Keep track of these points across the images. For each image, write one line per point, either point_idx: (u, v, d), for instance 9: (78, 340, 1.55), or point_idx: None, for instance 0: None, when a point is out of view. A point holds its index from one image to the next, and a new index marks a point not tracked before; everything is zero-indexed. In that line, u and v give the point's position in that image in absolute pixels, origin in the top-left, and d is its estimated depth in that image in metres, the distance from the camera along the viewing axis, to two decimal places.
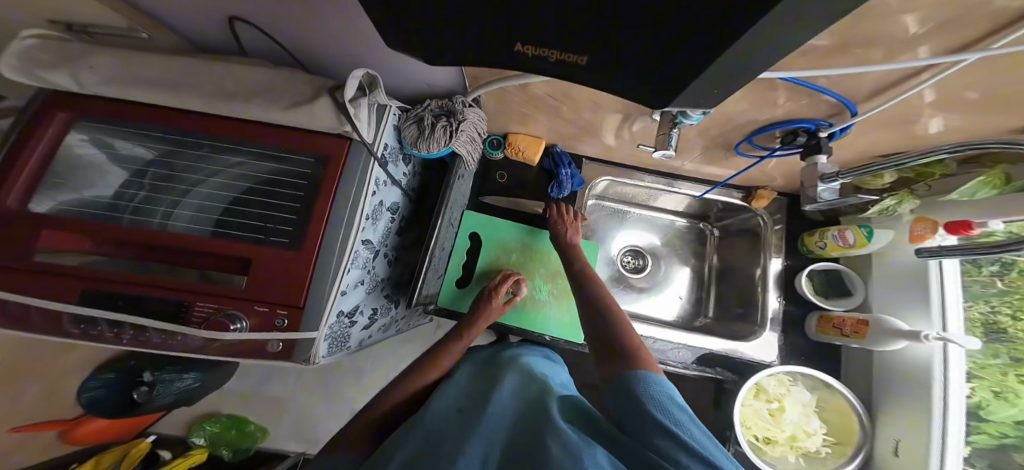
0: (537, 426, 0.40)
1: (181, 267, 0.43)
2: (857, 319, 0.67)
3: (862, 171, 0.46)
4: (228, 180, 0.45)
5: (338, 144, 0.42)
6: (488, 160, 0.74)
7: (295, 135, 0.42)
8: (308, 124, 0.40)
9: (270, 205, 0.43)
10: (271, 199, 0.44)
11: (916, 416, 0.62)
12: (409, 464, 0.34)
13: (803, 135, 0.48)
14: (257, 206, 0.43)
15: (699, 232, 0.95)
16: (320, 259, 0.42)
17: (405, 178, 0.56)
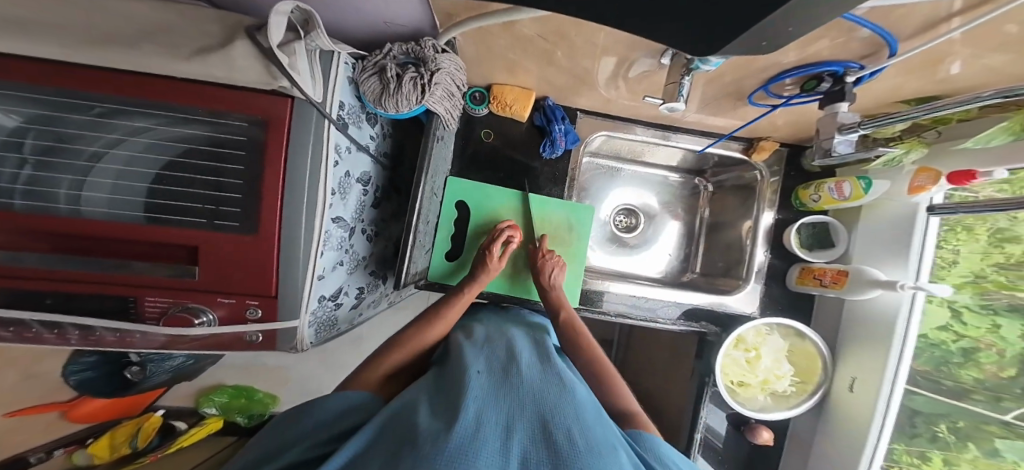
0: (549, 400, 0.40)
1: (108, 259, 0.35)
2: (838, 270, 0.67)
3: (883, 121, 0.43)
4: (140, 152, 0.34)
5: (278, 104, 0.32)
6: (471, 118, 0.66)
7: (215, 93, 0.31)
8: (228, 76, 0.30)
9: (204, 184, 0.34)
10: (206, 176, 0.34)
11: (875, 359, 0.68)
12: (429, 424, 0.33)
13: (828, 80, 0.43)
14: (190, 185, 0.35)
15: (692, 188, 0.93)
16: (283, 246, 0.36)
17: (373, 142, 0.48)
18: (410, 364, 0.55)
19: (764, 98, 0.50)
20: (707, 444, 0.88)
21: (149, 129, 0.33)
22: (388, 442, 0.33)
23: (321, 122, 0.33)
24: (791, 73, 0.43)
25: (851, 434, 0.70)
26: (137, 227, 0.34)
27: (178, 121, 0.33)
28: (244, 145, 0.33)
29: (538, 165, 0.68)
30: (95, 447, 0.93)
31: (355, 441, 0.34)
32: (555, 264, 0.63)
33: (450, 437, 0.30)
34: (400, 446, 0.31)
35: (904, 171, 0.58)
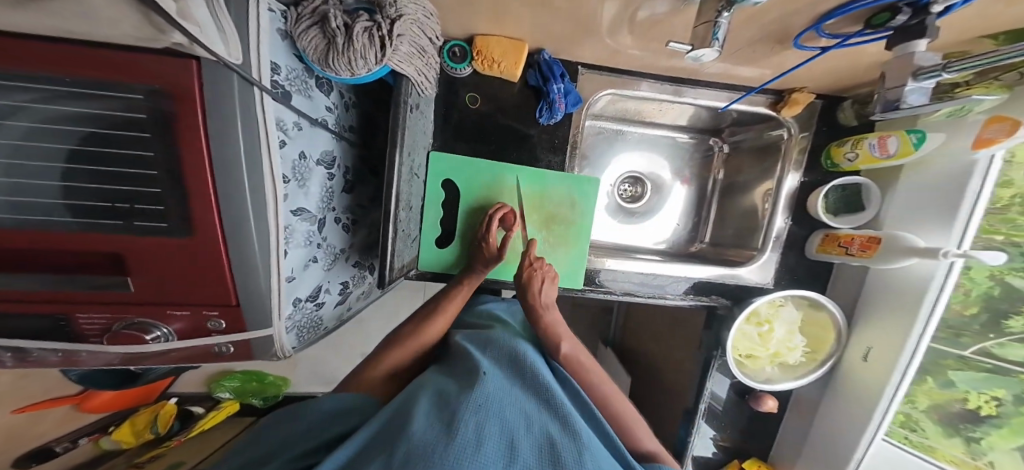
0: (551, 414, 0.38)
1: (8, 272, 0.28)
2: (868, 237, 0.61)
3: (988, 59, 0.33)
4: (25, 142, 0.24)
5: (180, 67, 0.23)
6: (451, 80, 0.56)
7: (82, 55, 0.21)
8: (84, 31, 0.19)
9: (114, 178, 0.26)
10: (111, 168, 0.26)
11: (896, 330, 0.64)
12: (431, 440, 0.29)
13: (905, 11, 0.33)
14: (96, 179, 0.26)
15: (705, 150, 0.84)
16: (233, 250, 0.31)
17: (330, 114, 0.41)
18: (411, 363, 0.51)
19: (815, 38, 0.39)
20: (710, 411, 0.83)
21: (33, 107, 0.23)
22: (385, 442, 0.30)
23: (250, 91, 0.26)
24: (855, 5, 0.31)
25: (862, 404, 0.69)
26: (24, 235, 0.26)
27: (71, 96, 0.23)
28: (146, 126, 0.25)
29: (535, 133, 0.59)
30: (119, 434, 0.94)
31: (350, 440, 0.30)
32: (546, 277, 0.55)
33: (452, 454, 0.27)
34: (398, 450, 0.28)
35: (969, 122, 0.50)
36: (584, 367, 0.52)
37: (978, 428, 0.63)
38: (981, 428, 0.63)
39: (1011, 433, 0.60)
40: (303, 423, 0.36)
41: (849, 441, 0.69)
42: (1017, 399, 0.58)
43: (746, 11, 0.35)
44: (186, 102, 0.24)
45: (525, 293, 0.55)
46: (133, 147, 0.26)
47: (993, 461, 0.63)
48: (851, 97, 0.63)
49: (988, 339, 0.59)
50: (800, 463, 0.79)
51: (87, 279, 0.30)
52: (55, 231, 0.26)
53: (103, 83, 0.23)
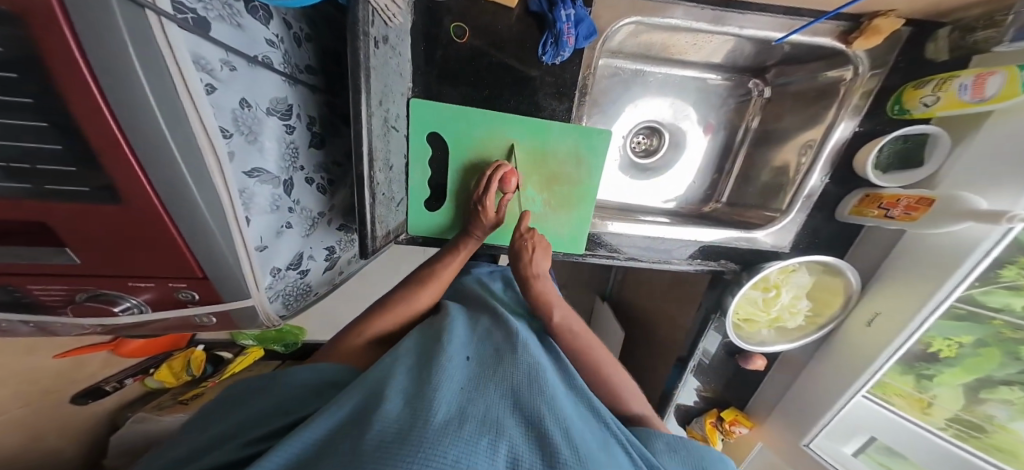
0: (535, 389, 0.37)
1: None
2: (918, 198, 0.53)
3: None
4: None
5: None
6: (430, 5, 0.45)
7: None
8: None
9: (7, 132, 0.21)
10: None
11: (916, 292, 0.61)
12: (409, 419, 0.28)
13: None
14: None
15: (742, 94, 0.72)
16: (178, 219, 0.27)
17: (277, 50, 0.33)
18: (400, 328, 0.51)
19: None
20: (699, 366, 0.84)
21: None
22: (360, 419, 0.29)
23: (140, 15, 0.19)
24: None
25: (851, 366, 0.69)
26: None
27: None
28: (4, 62, 0.19)
29: (538, 75, 0.50)
30: (160, 376, 1.05)
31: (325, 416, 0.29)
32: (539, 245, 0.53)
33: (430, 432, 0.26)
34: (374, 430, 0.26)
35: None
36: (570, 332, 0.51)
37: (933, 366, 0.66)
38: (936, 367, 0.66)
39: (963, 370, 0.63)
40: (284, 394, 0.36)
41: (831, 394, 0.72)
42: (979, 342, 0.60)
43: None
44: (40, 26, 0.17)
45: (516, 263, 0.54)
46: (0, 89, 0.20)
47: (936, 395, 0.67)
48: (951, 23, 0.51)
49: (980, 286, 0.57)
50: (776, 411, 0.83)
51: (13, 250, 0.26)
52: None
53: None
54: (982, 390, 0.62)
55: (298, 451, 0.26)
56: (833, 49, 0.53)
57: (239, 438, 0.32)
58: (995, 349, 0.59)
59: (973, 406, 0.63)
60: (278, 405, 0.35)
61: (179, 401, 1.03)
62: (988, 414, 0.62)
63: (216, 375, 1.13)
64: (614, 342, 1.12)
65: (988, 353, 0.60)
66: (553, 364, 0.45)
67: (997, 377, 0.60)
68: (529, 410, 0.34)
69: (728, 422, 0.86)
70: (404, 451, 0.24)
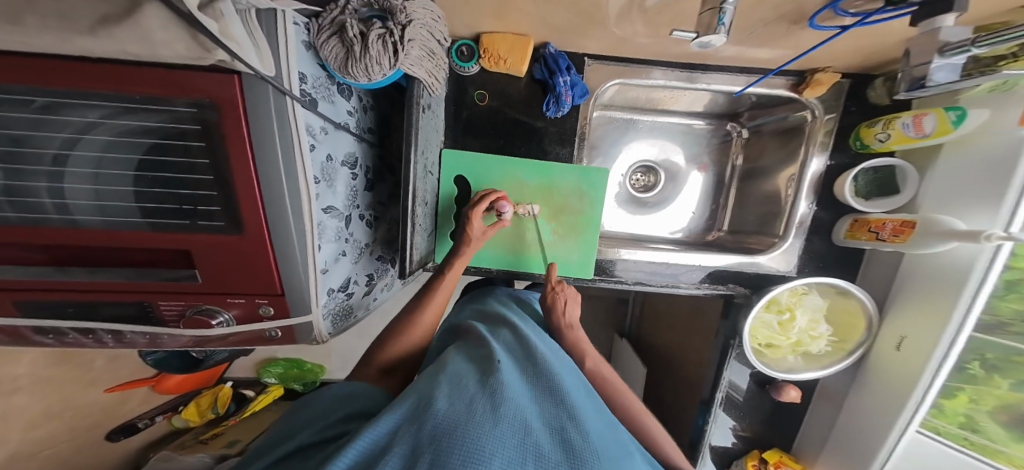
0: (556, 396, 0.40)
1: (102, 266, 0.35)
2: (901, 221, 0.57)
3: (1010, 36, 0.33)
4: (105, 153, 0.30)
5: (218, 80, 0.27)
6: (460, 78, 0.58)
7: (108, 71, 0.25)
8: (151, 56, 0.23)
9: (169, 182, 0.32)
10: (165, 174, 0.31)
11: (938, 314, 0.60)
12: (448, 421, 0.32)
13: None
14: (152, 185, 0.32)
15: (723, 135, 0.82)
16: (276, 242, 0.35)
17: (352, 118, 0.45)
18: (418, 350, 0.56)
19: (833, 16, 0.35)
20: (728, 401, 0.83)
21: (105, 122, 0.28)
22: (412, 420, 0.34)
23: (283, 100, 0.30)
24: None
25: (894, 396, 0.66)
26: (115, 233, 0.32)
27: (129, 110, 0.28)
28: (200, 136, 0.30)
29: (543, 125, 0.61)
30: (186, 414, 1.08)
31: (383, 418, 0.34)
32: (567, 298, 0.58)
33: (471, 426, 0.31)
34: (425, 428, 0.32)
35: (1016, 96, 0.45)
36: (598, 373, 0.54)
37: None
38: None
39: None
40: (335, 399, 0.42)
41: (882, 428, 0.67)
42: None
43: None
44: (229, 110, 0.28)
45: (550, 315, 0.59)
46: (191, 153, 0.31)
47: None
48: (883, 74, 0.59)
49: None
50: (825, 451, 0.78)
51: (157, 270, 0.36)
52: (124, 230, 0.32)
53: (159, 99, 0.27)
54: None
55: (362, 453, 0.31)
56: (788, 97, 0.62)
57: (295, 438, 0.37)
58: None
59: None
60: (325, 409, 0.40)
61: (200, 440, 1.03)
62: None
63: (237, 414, 1.15)
64: (636, 377, 1.09)
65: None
66: (571, 372, 0.48)
67: None
68: (551, 415, 0.37)
69: (773, 465, 0.82)
70: (453, 444, 0.29)
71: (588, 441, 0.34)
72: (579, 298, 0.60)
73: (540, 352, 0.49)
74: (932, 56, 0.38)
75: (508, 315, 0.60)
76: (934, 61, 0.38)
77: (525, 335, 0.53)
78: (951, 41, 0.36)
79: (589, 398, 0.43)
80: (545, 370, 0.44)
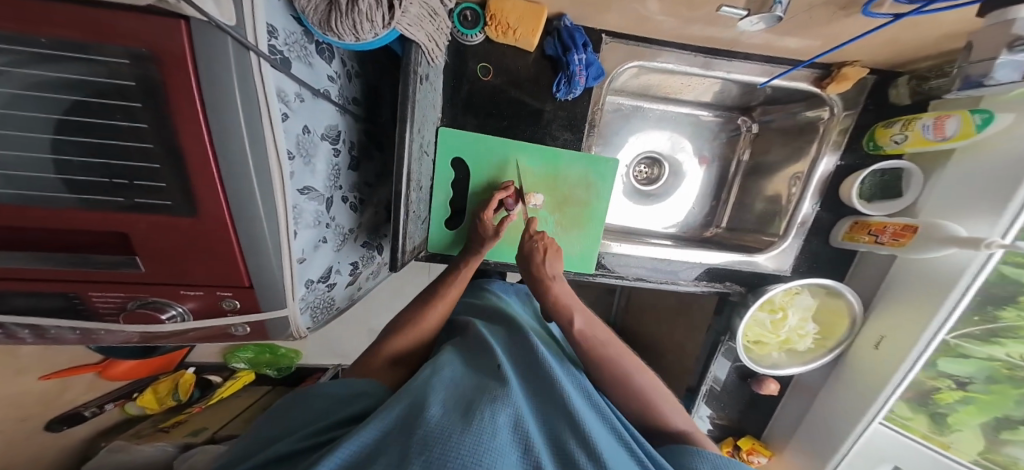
0: (560, 406, 0.38)
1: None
2: (902, 226, 0.58)
3: None
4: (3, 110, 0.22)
5: (158, 22, 0.20)
6: (461, 47, 0.51)
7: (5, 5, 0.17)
8: None
9: (102, 150, 0.26)
10: (98, 139, 0.25)
11: (921, 314, 0.62)
12: (447, 431, 0.28)
13: None
14: (79, 152, 0.25)
15: (732, 129, 0.79)
16: (242, 228, 0.30)
17: (334, 85, 0.38)
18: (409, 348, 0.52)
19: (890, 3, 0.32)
20: (711, 393, 0.84)
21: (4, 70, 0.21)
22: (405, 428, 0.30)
23: (246, 57, 0.24)
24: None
25: (866, 390, 0.69)
26: (24, 211, 0.25)
27: (38, 57, 0.21)
28: (137, 95, 0.23)
29: (550, 109, 0.56)
30: (142, 401, 1.00)
31: (375, 421, 0.31)
32: (547, 247, 0.54)
33: (471, 438, 0.28)
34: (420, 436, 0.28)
35: None
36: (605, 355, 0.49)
37: (948, 407, 0.68)
38: (952, 406, 0.67)
39: (977, 409, 0.66)
40: (319, 404, 0.38)
41: (849, 418, 0.72)
42: (989, 378, 0.63)
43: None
44: (175, 67, 0.21)
45: (526, 263, 0.54)
46: (127, 115, 0.24)
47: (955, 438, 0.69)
48: (907, 72, 0.58)
49: (977, 325, 0.61)
50: (793, 439, 0.82)
51: (90, 257, 0.29)
52: (42, 208, 0.26)
53: (80, 45, 0.20)
54: (1003, 431, 0.64)
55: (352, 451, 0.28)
56: (810, 92, 0.60)
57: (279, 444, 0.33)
58: (1007, 386, 0.62)
59: (997, 447, 0.65)
60: (311, 415, 0.37)
61: (159, 429, 0.97)
62: (1013, 456, 0.65)
63: (203, 400, 1.08)
64: None
65: (1001, 390, 0.62)
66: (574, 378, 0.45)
67: (1014, 416, 0.62)
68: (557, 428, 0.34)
69: (746, 451, 0.84)
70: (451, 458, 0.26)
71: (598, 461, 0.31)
72: (561, 251, 0.55)
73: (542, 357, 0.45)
74: (999, 52, 0.37)
75: (504, 312, 0.58)
76: (1002, 57, 0.38)
77: (525, 337, 0.50)
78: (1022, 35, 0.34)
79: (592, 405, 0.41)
80: (549, 380, 0.41)
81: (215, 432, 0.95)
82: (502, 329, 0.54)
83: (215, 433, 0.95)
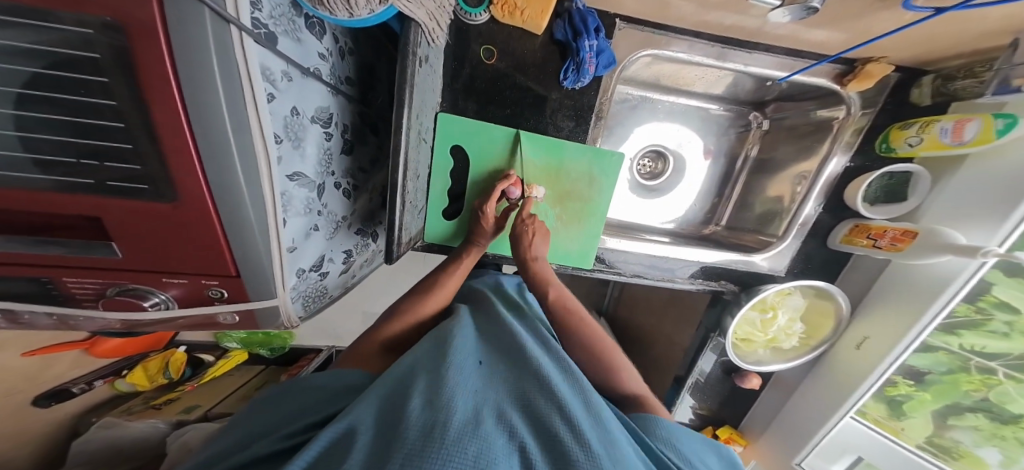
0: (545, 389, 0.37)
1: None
2: (902, 231, 0.57)
3: None
4: None
5: None
6: (464, 27, 0.48)
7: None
8: None
9: (69, 128, 0.23)
10: (62, 115, 0.23)
11: (905, 317, 0.63)
12: (424, 424, 0.28)
13: None
14: (37, 129, 0.23)
15: (742, 125, 0.77)
16: (226, 217, 0.28)
17: (326, 63, 0.36)
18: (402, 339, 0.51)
19: None
20: (696, 385, 0.86)
21: None
22: (384, 425, 0.30)
23: (226, 30, 0.21)
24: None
25: (841, 388, 0.72)
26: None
27: None
28: (104, 69, 0.21)
29: (556, 97, 0.53)
30: (133, 377, 0.99)
31: (348, 416, 0.30)
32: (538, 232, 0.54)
33: (449, 431, 0.27)
34: (397, 432, 0.28)
35: None
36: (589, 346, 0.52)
37: (908, 398, 0.70)
38: (907, 394, 0.70)
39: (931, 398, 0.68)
40: (305, 398, 0.37)
41: (822, 413, 0.74)
42: (945, 370, 0.65)
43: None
44: (144, 37, 0.19)
45: (516, 247, 0.55)
46: (95, 91, 0.22)
47: (907, 423, 0.71)
48: (934, 71, 0.56)
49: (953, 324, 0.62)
50: (769, 430, 0.85)
51: (66, 243, 0.27)
52: (3, 188, 0.23)
53: (29, 9, 0.18)
54: (950, 417, 0.67)
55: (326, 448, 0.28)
56: (828, 89, 0.58)
57: (268, 437, 0.33)
58: (959, 375, 0.64)
59: (942, 431, 0.69)
60: (300, 410, 0.36)
61: (151, 406, 0.98)
62: (955, 440, 0.68)
63: (196, 379, 1.09)
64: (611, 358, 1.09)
65: (952, 380, 0.65)
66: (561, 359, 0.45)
67: (965, 403, 0.65)
68: (542, 415, 0.34)
69: (723, 440, 0.87)
70: (426, 449, 0.25)
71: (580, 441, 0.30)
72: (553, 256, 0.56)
73: (532, 351, 0.44)
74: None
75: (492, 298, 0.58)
76: None
77: (509, 324, 0.50)
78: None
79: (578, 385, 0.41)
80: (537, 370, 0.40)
81: (208, 409, 0.95)
82: (489, 314, 0.54)
83: (208, 410, 0.95)
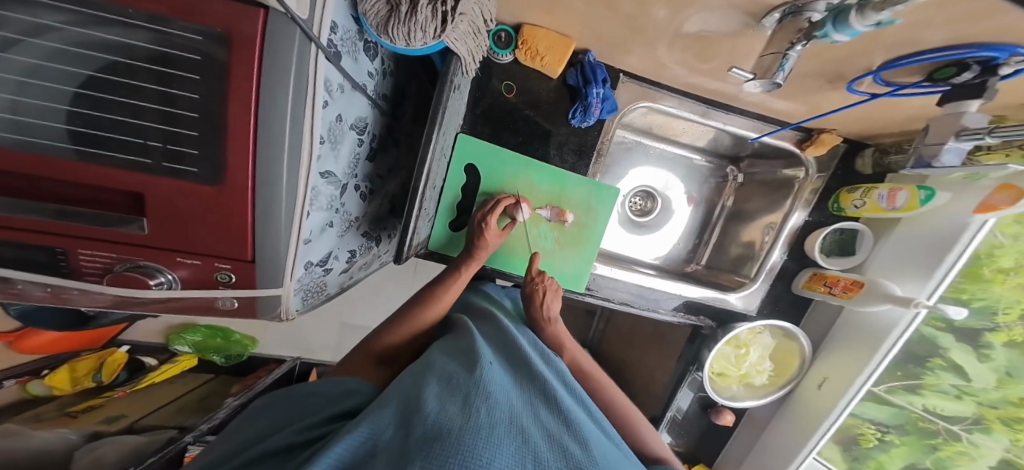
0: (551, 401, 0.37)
1: None
2: (852, 280, 0.65)
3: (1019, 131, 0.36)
4: (47, 62, 0.22)
5: (241, 10, 0.22)
6: (490, 64, 0.55)
7: None
8: None
9: (133, 110, 0.25)
10: (132, 99, 0.25)
11: (858, 359, 0.69)
12: (442, 430, 0.27)
13: (971, 69, 0.32)
14: (100, 109, 0.24)
15: (720, 176, 0.86)
16: (260, 203, 0.29)
17: (372, 80, 0.40)
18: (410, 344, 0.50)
19: (870, 83, 0.39)
20: (673, 422, 0.87)
21: (66, 30, 0.22)
22: (404, 426, 0.29)
23: (308, 47, 0.25)
24: (912, 59, 0.32)
25: (807, 426, 0.75)
26: (25, 155, 0.24)
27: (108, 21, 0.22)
28: (198, 69, 0.24)
29: (564, 132, 0.59)
30: (53, 379, 0.88)
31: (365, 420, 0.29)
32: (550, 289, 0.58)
33: (470, 436, 0.26)
34: (420, 436, 0.27)
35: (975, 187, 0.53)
36: (583, 367, 0.57)
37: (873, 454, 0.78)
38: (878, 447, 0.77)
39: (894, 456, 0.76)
40: (307, 403, 0.36)
41: (791, 450, 0.77)
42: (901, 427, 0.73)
43: (819, 45, 0.33)
44: (244, 45, 0.23)
45: (528, 307, 0.58)
46: (178, 83, 0.24)
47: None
48: (874, 144, 0.67)
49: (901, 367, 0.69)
50: None
51: (99, 215, 0.28)
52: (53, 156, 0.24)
53: (163, 20, 0.22)
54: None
55: (349, 446, 0.27)
56: (791, 151, 0.68)
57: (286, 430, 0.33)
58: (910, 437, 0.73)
59: None
60: (314, 407, 0.36)
61: (66, 412, 0.81)
62: None
63: (129, 384, 0.94)
64: None
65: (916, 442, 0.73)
66: (560, 374, 0.45)
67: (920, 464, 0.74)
68: (552, 427, 0.33)
69: None
70: (450, 451, 0.25)
71: (590, 453, 0.31)
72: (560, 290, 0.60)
73: (535, 361, 0.44)
74: (948, 138, 0.42)
75: (491, 306, 0.59)
76: (950, 143, 0.43)
77: (511, 335, 0.50)
78: (969, 126, 0.39)
79: (577, 399, 0.42)
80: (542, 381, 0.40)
81: (135, 421, 0.79)
82: (489, 323, 0.54)
83: (135, 422, 0.79)
